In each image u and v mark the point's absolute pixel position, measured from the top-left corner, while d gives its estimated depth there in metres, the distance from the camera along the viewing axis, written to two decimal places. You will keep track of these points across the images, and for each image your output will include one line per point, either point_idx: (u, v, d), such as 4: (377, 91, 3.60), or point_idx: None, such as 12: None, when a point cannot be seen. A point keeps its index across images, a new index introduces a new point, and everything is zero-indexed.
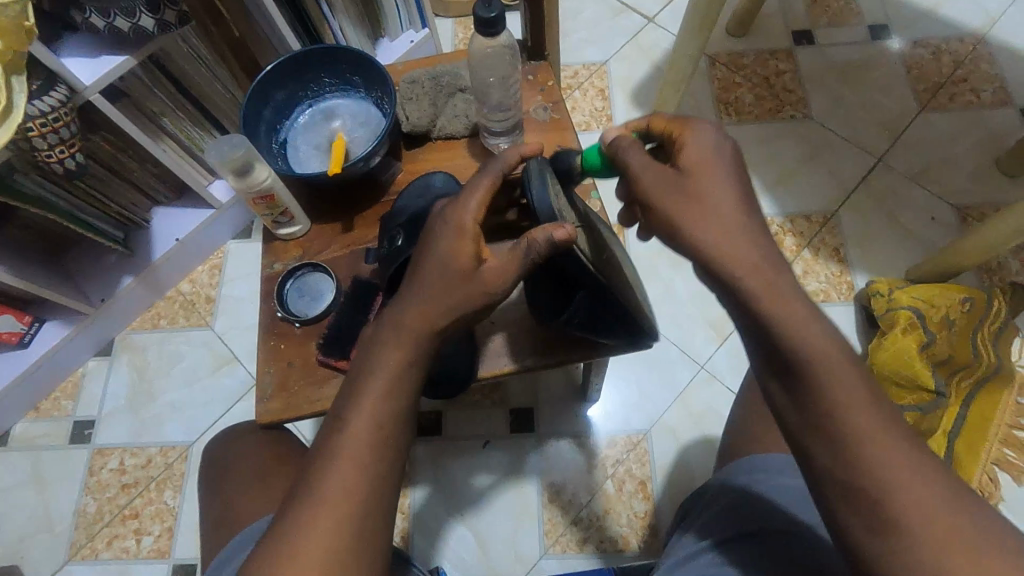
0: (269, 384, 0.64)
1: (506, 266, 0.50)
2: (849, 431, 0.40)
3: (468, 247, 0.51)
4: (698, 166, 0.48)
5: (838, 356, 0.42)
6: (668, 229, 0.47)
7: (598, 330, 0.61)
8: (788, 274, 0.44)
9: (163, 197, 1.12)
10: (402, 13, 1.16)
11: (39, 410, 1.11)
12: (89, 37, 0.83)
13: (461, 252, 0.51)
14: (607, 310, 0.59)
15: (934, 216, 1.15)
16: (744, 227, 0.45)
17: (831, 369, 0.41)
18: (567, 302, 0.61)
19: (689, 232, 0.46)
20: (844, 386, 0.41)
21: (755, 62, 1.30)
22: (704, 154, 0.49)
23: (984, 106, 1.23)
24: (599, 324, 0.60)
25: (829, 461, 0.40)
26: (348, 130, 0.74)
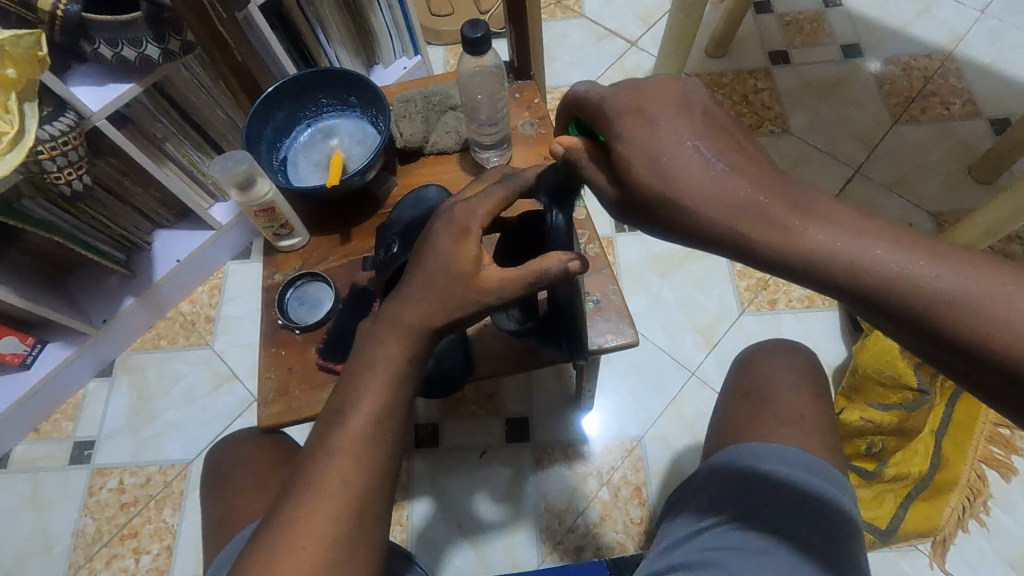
0: (271, 389, 0.66)
1: (507, 276, 0.51)
2: (918, 307, 0.38)
3: (469, 249, 0.51)
4: (635, 103, 0.44)
5: (853, 234, 0.39)
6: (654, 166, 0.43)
7: (548, 339, 0.66)
8: (774, 175, 0.42)
9: (164, 220, 1.15)
10: (395, 40, 1.21)
11: (39, 432, 1.12)
12: (96, 67, 0.87)
13: (464, 253, 0.50)
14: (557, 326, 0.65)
15: (912, 223, 1.19)
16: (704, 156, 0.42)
17: (848, 263, 0.39)
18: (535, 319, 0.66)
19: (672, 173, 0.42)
20: (886, 256, 0.38)
21: (734, 81, 1.36)
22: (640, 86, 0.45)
23: (954, 118, 1.29)
24: (550, 335, 0.66)
25: (921, 338, 0.39)
26: (345, 147, 0.78)
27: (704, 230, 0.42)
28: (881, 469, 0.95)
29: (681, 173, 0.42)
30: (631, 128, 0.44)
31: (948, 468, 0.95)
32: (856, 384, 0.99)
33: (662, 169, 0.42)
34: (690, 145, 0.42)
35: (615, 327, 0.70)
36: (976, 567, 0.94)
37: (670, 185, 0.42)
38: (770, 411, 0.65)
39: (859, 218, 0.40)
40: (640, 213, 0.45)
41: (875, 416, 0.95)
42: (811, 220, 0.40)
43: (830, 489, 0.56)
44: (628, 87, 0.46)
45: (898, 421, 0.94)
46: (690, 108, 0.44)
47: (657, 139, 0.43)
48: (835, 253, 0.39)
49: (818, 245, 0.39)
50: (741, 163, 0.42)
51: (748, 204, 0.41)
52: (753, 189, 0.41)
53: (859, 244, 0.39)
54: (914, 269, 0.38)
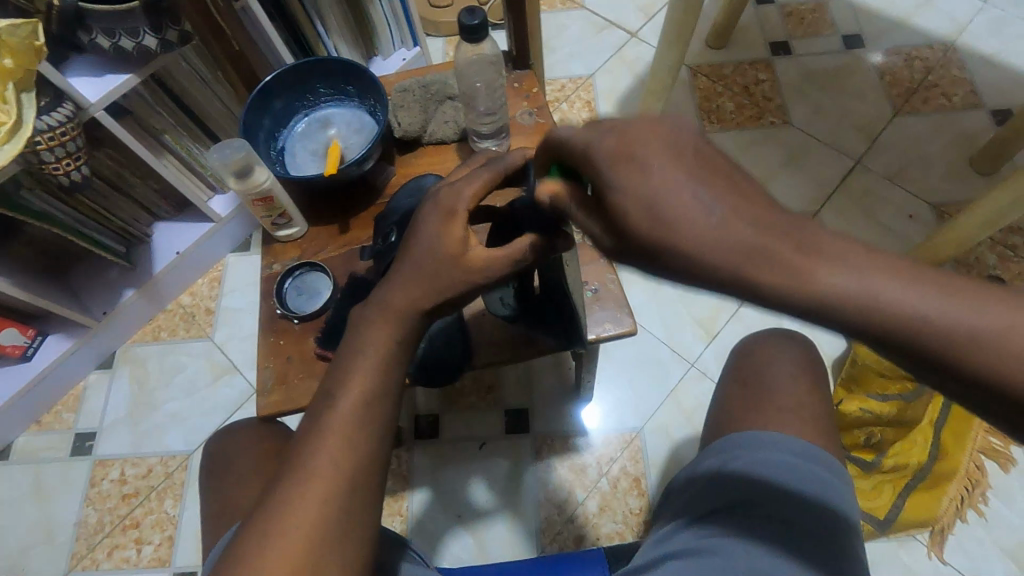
0: (269, 378, 0.66)
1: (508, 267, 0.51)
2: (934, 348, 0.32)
3: (460, 233, 0.51)
4: (622, 142, 0.37)
5: (871, 275, 0.33)
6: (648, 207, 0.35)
7: (543, 322, 0.69)
8: (789, 217, 0.34)
9: (164, 212, 1.15)
10: (394, 31, 1.20)
11: (41, 423, 1.13)
12: (95, 58, 0.87)
13: (451, 236, 0.51)
14: (552, 306, 0.67)
15: (912, 214, 1.19)
16: (706, 199, 0.34)
17: (862, 307, 0.32)
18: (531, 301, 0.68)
19: (671, 225, 0.34)
20: (903, 296, 0.32)
21: (734, 73, 1.35)
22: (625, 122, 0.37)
23: (956, 108, 1.28)
24: (546, 317, 0.68)
25: (934, 377, 0.34)
26: (343, 137, 0.77)
27: (703, 278, 0.34)
28: (880, 460, 0.96)
29: (675, 219, 0.34)
30: (617, 172, 0.36)
31: (946, 460, 0.96)
32: (855, 374, 0.99)
33: (652, 213, 0.35)
34: (688, 191, 0.34)
35: (613, 316, 0.70)
36: (974, 557, 0.94)
37: (663, 228, 0.34)
38: (769, 401, 0.65)
39: (877, 256, 0.33)
40: (626, 255, 0.38)
41: (874, 406, 0.95)
42: (828, 262, 0.33)
43: (827, 479, 0.57)
44: (611, 125, 0.38)
45: (896, 411, 0.95)
46: (683, 145, 0.36)
47: (645, 177, 0.35)
48: (857, 301, 0.32)
49: (841, 289, 0.33)
50: (744, 198, 0.34)
51: (758, 246, 0.33)
52: (762, 233, 0.33)
53: (883, 285, 0.32)
54: (932, 310, 0.32)
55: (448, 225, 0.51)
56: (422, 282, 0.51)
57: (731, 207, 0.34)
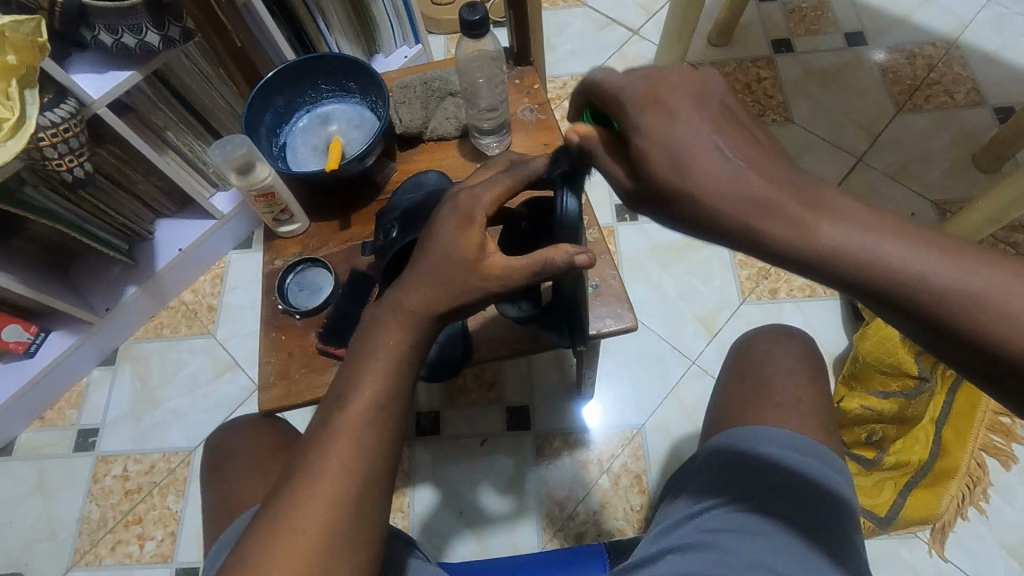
0: (271, 373, 0.67)
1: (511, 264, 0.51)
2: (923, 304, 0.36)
3: (473, 237, 0.51)
4: (652, 93, 0.43)
5: (868, 227, 0.37)
6: (669, 151, 0.42)
7: (554, 325, 0.67)
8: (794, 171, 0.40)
9: (166, 209, 1.15)
10: (396, 29, 1.20)
11: (44, 419, 1.13)
12: (97, 55, 0.88)
13: (468, 240, 0.51)
14: (562, 315, 0.64)
15: (915, 212, 1.19)
16: (718, 148, 0.41)
17: (857, 256, 0.37)
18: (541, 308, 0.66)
19: (689, 163, 0.41)
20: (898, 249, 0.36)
21: (736, 70, 1.35)
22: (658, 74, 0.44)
23: (959, 106, 1.28)
24: (557, 322, 0.66)
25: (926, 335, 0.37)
26: (344, 133, 0.78)
27: (713, 218, 0.40)
28: (881, 457, 0.95)
29: (694, 165, 0.41)
30: (646, 117, 0.43)
31: (947, 457, 0.95)
32: (857, 370, 0.98)
33: (674, 161, 0.41)
34: (708, 141, 0.41)
35: (614, 312, 0.70)
36: (975, 554, 0.94)
37: (683, 172, 0.41)
38: (768, 396, 0.65)
39: (878, 216, 0.38)
40: (650, 202, 0.44)
41: (875, 404, 0.95)
42: (827, 215, 0.38)
43: (829, 473, 0.57)
44: (642, 75, 0.45)
45: (898, 409, 0.94)
46: (709, 104, 0.43)
47: (673, 129, 0.42)
48: (849, 250, 0.37)
49: (833, 240, 0.37)
50: (758, 155, 0.41)
51: (762, 194, 0.39)
52: (770, 182, 0.39)
53: (873, 238, 0.37)
54: (923, 266, 0.36)
55: (449, 219, 0.51)
56: (423, 278, 0.51)
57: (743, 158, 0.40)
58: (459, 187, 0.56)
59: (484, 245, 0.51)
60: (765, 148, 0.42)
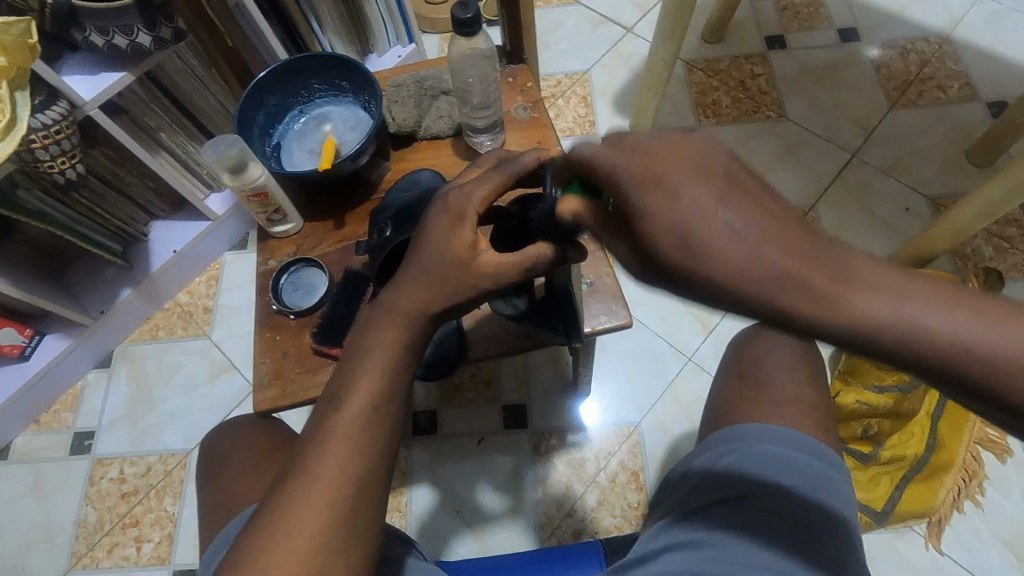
0: (266, 374, 0.66)
1: (504, 263, 0.51)
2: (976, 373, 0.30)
3: (463, 236, 0.50)
4: (649, 169, 0.34)
5: (909, 296, 0.31)
6: (682, 241, 0.33)
7: (547, 323, 0.69)
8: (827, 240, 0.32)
9: (160, 210, 1.15)
10: (389, 28, 1.20)
11: (40, 423, 1.13)
12: (89, 56, 0.87)
13: (460, 240, 0.50)
14: (557, 309, 0.68)
15: (909, 207, 1.19)
16: (739, 224, 0.32)
17: (894, 333, 0.31)
18: (534, 306, 0.68)
19: (707, 254, 0.32)
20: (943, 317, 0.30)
21: (730, 67, 1.35)
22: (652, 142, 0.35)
23: (952, 102, 1.28)
24: (550, 318, 0.69)
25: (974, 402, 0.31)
26: (337, 133, 0.78)
27: (733, 303, 0.32)
28: (877, 452, 0.96)
29: (704, 243, 0.32)
30: (643, 195, 0.34)
31: (943, 450, 0.96)
32: (851, 366, 0.99)
33: (676, 237, 0.33)
34: (719, 214, 0.32)
35: (608, 309, 0.70)
36: (970, 547, 0.94)
37: (691, 255, 0.32)
38: (764, 393, 0.65)
39: (917, 279, 0.31)
40: (650, 277, 0.35)
41: (869, 398, 0.94)
42: (861, 288, 0.31)
43: (823, 470, 0.57)
44: (630, 141, 0.36)
45: (894, 403, 0.94)
46: (713, 165, 0.33)
47: (669, 196, 0.33)
48: (890, 327, 0.31)
49: (873, 316, 0.31)
50: (776, 220, 0.32)
51: (787, 275, 0.31)
52: (796, 258, 0.31)
53: (917, 309, 0.31)
54: (971, 335, 0.30)
55: (442, 216, 0.51)
56: (419, 275, 0.51)
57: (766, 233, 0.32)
58: (450, 184, 0.55)
59: (480, 244, 0.51)
60: (786, 208, 0.33)
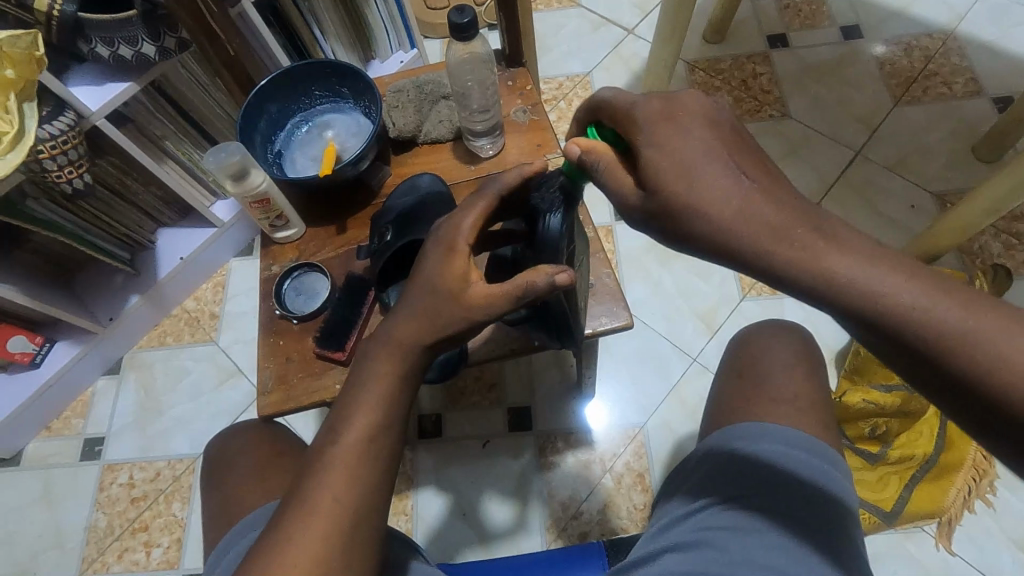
0: (270, 378, 0.67)
1: (493, 294, 0.51)
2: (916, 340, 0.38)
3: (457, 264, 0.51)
4: (664, 123, 0.45)
5: (872, 258, 0.39)
6: (684, 180, 0.44)
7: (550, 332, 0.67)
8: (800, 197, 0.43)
9: (167, 218, 1.16)
10: (391, 33, 1.21)
11: (50, 429, 1.14)
12: (95, 67, 0.88)
13: (452, 271, 0.51)
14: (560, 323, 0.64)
15: (914, 204, 1.19)
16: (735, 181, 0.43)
17: (851, 293, 0.39)
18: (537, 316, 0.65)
19: (700, 197, 0.43)
20: (895, 285, 0.38)
21: (731, 67, 1.35)
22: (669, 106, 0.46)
23: (956, 97, 1.27)
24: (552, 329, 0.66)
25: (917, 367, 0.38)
26: (338, 139, 0.78)
27: (726, 234, 0.42)
28: (885, 451, 0.95)
29: (703, 188, 0.43)
30: (661, 150, 0.45)
31: (953, 449, 0.95)
32: (859, 364, 0.98)
33: (685, 181, 0.43)
34: (722, 173, 0.43)
35: (609, 310, 0.70)
36: (983, 547, 0.93)
37: (693, 200, 0.43)
38: (765, 390, 0.65)
39: (879, 250, 0.40)
40: (658, 227, 0.46)
41: (877, 397, 0.94)
42: (835, 247, 0.40)
43: (825, 469, 0.56)
44: (659, 97, 0.47)
45: (903, 402, 0.93)
46: (720, 129, 0.45)
47: (684, 143, 0.44)
48: (851, 285, 0.39)
49: (844, 272, 0.39)
50: (771, 182, 0.43)
51: (772, 223, 0.41)
52: (781, 212, 0.42)
53: (879, 277, 0.39)
54: (914, 303, 0.38)
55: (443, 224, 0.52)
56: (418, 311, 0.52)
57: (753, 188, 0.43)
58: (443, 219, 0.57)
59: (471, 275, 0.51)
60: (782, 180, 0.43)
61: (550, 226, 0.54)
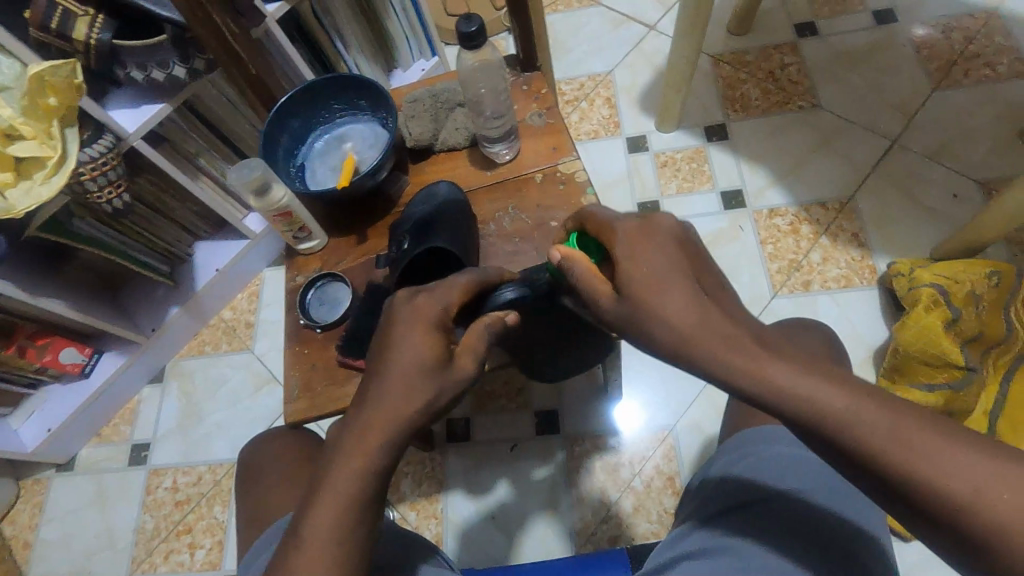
0: (296, 386, 0.69)
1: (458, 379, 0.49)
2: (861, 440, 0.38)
3: (436, 343, 0.49)
4: (634, 242, 0.48)
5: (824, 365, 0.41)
6: (650, 290, 0.45)
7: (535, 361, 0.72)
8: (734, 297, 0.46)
9: (203, 231, 1.20)
10: (412, 43, 1.23)
11: (101, 436, 1.20)
12: (132, 90, 0.92)
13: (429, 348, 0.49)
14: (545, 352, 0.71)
15: (956, 193, 1.13)
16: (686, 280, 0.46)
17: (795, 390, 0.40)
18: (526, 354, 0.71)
19: (664, 312, 0.44)
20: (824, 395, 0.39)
21: (758, 58, 1.31)
22: (634, 226, 0.49)
23: (1001, 79, 1.21)
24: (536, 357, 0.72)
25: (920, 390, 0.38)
26: (357, 150, 0.80)
27: (687, 339, 0.43)
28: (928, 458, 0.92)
29: (668, 296, 0.45)
30: (626, 266, 0.47)
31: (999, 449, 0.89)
32: (899, 363, 0.94)
33: (655, 288, 0.45)
34: (686, 290, 0.45)
35: None
36: None
37: (647, 313, 0.45)
38: None
39: (815, 368, 0.41)
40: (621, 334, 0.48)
41: (919, 397, 0.90)
42: (779, 358, 0.41)
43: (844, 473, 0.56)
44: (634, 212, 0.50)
45: (944, 402, 0.89)
46: (686, 243, 0.48)
47: (655, 254, 0.47)
48: (793, 403, 0.40)
49: (786, 383, 0.40)
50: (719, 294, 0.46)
51: (715, 323, 0.43)
52: (738, 324, 0.43)
53: (824, 391, 0.39)
54: (845, 409, 0.39)
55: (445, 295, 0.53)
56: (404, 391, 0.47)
57: (704, 302, 0.44)
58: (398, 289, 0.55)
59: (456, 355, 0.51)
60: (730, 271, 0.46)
61: (500, 295, 0.58)
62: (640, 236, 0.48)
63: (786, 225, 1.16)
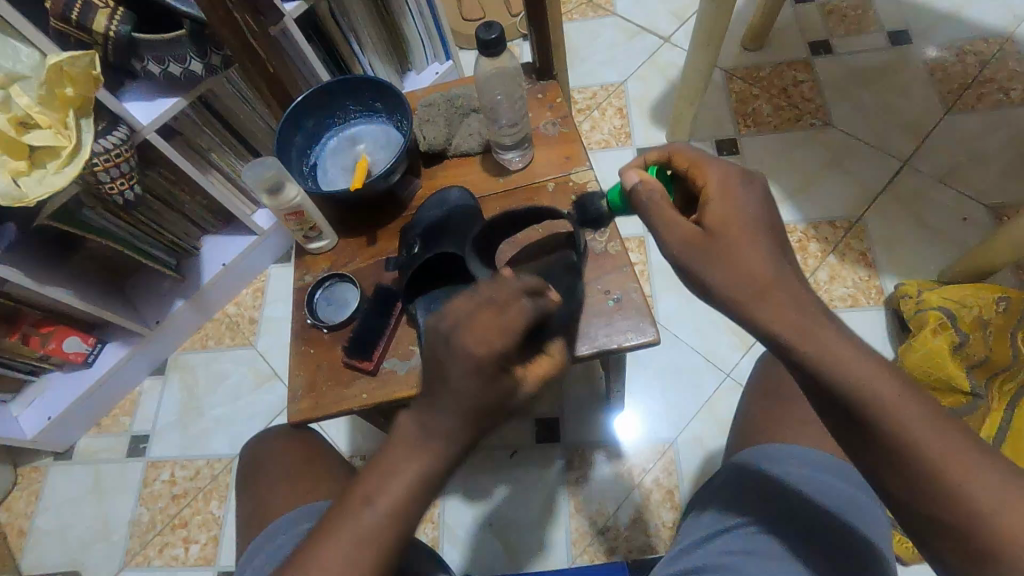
0: (300, 386, 0.69)
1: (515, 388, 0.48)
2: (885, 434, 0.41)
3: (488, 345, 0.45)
4: (722, 186, 0.49)
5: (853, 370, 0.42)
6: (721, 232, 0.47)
7: None
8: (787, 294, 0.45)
9: (211, 226, 1.20)
10: (426, 46, 1.24)
11: (100, 426, 1.20)
12: (147, 83, 0.93)
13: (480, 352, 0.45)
14: None
15: (966, 216, 1.13)
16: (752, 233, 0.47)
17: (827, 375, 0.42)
18: None
19: (733, 261, 0.46)
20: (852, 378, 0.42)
21: (772, 74, 1.31)
22: (730, 175, 0.50)
23: (1015, 104, 1.21)
24: None
25: None
26: (371, 152, 0.80)
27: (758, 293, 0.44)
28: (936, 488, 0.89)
29: (743, 245, 0.46)
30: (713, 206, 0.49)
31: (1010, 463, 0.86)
32: None
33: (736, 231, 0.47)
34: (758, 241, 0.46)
35: (635, 326, 0.67)
36: None
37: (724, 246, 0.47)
38: (793, 408, 0.64)
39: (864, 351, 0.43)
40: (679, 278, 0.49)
41: None
42: (822, 350, 0.42)
43: (850, 495, 0.55)
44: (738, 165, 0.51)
45: None
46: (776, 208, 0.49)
47: (744, 198, 0.49)
48: (842, 380, 0.42)
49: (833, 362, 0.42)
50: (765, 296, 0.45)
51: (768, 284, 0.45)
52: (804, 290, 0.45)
53: (866, 377, 0.42)
54: (870, 393, 0.41)
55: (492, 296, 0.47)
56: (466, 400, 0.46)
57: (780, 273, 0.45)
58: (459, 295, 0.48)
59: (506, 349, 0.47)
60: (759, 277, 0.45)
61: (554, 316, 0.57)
62: (734, 184, 0.49)
63: (794, 242, 1.15)
